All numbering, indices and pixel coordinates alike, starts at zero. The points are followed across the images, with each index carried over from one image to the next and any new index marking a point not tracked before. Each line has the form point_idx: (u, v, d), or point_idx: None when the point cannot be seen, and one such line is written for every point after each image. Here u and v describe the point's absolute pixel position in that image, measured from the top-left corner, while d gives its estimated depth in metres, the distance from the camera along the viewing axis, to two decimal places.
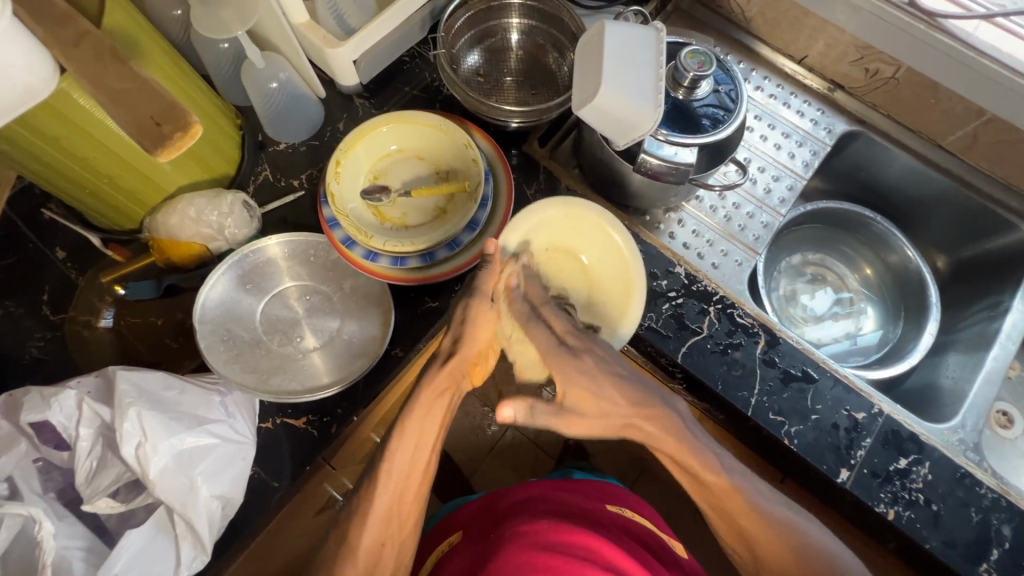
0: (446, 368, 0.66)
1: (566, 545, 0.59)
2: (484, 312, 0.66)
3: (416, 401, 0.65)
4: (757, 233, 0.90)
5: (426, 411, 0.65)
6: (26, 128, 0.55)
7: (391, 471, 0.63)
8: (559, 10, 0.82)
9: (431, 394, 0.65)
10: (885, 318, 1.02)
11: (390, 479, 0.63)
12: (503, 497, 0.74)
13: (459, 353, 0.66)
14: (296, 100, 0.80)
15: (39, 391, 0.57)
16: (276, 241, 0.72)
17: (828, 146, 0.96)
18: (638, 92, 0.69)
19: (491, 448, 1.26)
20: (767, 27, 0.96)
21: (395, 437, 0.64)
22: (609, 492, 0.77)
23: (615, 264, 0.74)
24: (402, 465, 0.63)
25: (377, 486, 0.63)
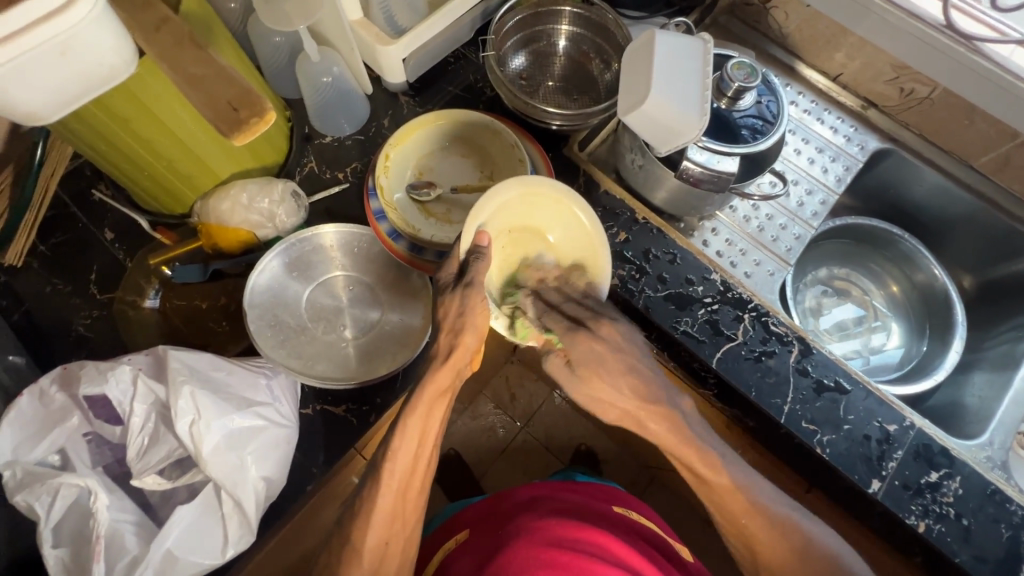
0: (448, 364, 0.65)
1: (575, 541, 0.58)
2: (483, 299, 0.64)
3: (421, 395, 0.64)
4: (790, 244, 0.91)
5: (427, 411, 0.64)
6: (101, 109, 0.57)
7: (393, 469, 0.62)
8: (607, 18, 0.84)
9: (433, 387, 0.64)
10: (910, 336, 1.03)
11: (393, 476, 0.62)
12: (508, 495, 0.74)
13: (461, 344, 0.65)
14: (346, 94, 0.81)
15: (97, 364, 0.58)
16: (329, 230, 0.72)
17: (861, 162, 0.97)
18: (685, 99, 0.70)
19: (504, 448, 1.26)
20: (803, 43, 0.98)
21: (394, 435, 0.63)
22: (616, 494, 0.78)
23: (577, 238, 0.74)
24: (406, 462, 0.63)
25: (380, 482, 0.62)
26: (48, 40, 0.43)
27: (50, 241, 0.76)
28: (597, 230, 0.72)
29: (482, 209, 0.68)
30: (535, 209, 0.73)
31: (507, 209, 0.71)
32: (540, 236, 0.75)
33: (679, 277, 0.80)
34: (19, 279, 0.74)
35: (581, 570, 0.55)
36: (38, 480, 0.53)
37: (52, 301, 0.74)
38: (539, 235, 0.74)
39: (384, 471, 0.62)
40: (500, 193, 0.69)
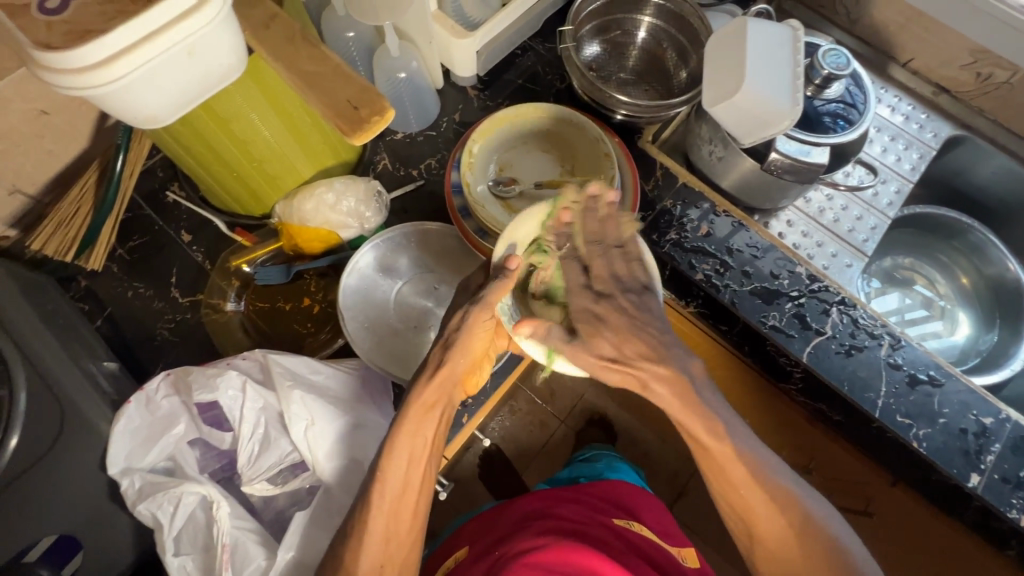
0: (434, 380, 0.56)
1: (564, 566, 0.54)
2: (486, 321, 0.56)
3: (406, 408, 0.56)
4: (866, 235, 0.90)
5: (416, 427, 0.56)
6: (205, 110, 0.56)
7: (383, 488, 0.54)
8: (684, 7, 0.82)
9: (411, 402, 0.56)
10: (978, 326, 1.01)
11: (386, 497, 0.54)
12: (505, 510, 0.71)
13: (449, 364, 0.57)
14: (421, 91, 0.79)
15: (203, 371, 0.57)
16: (434, 225, 0.72)
17: (934, 150, 0.95)
18: (776, 90, 0.69)
19: (544, 446, 1.17)
20: (874, 28, 0.96)
21: (385, 455, 0.55)
22: (616, 499, 0.73)
23: None
24: (393, 484, 0.54)
25: (366, 507, 0.53)
26: (180, 42, 0.42)
27: (128, 243, 0.75)
28: None
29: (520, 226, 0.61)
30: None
31: (546, 225, 0.63)
32: None
33: (764, 271, 0.78)
34: (99, 284, 0.73)
35: None
36: (158, 488, 0.54)
37: (133, 305, 0.73)
38: None
39: (370, 496, 0.53)
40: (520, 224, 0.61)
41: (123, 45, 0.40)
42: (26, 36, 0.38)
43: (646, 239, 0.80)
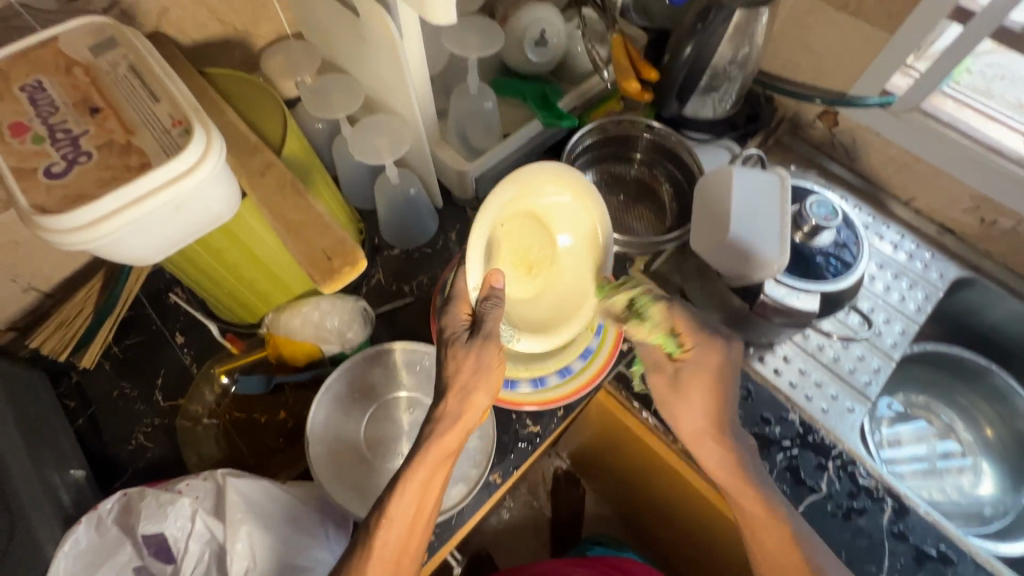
0: (456, 419, 0.58)
1: None
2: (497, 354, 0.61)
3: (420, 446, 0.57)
4: (869, 377, 0.85)
5: (431, 469, 0.57)
6: (199, 244, 0.59)
7: (388, 533, 0.54)
8: (677, 146, 0.86)
9: (427, 439, 0.57)
10: (1005, 482, 0.93)
11: (388, 542, 0.54)
12: None
13: (471, 400, 0.59)
14: (420, 212, 0.82)
15: (157, 498, 0.56)
16: (402, 347, 0.72)
17: (941, 291, 0.92)
18: (763, 237, 0.70)
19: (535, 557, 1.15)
20: (873, 167, 0.97)
21: (394, 495, 0.55)
22: (624, 567, 0.81)
23: (582, 222, 0.70)
24: (399, 525, 0.55)
25: (370, 547, 0.54)
26: (165, 204, 0.45)
27: (123, 342, 0.78)
28: (603, 216, 0.70)
29: (484, 222, 0.62)
30: (534, 195, 0.67)
31: (509, 204, 0.65)
32: (543, 228, 0.71)
33: (754, 415, 0.75)
34: (88, 382, 0.75)
35: None
36: None
37: (117, 406, 0.74)
38: (543, 226, 0.70)
39: (375, 539, 0.54)
40: (500, 194, 0.63)
41: (112, 208, 0.43)
42: (26, 199, 0.42)
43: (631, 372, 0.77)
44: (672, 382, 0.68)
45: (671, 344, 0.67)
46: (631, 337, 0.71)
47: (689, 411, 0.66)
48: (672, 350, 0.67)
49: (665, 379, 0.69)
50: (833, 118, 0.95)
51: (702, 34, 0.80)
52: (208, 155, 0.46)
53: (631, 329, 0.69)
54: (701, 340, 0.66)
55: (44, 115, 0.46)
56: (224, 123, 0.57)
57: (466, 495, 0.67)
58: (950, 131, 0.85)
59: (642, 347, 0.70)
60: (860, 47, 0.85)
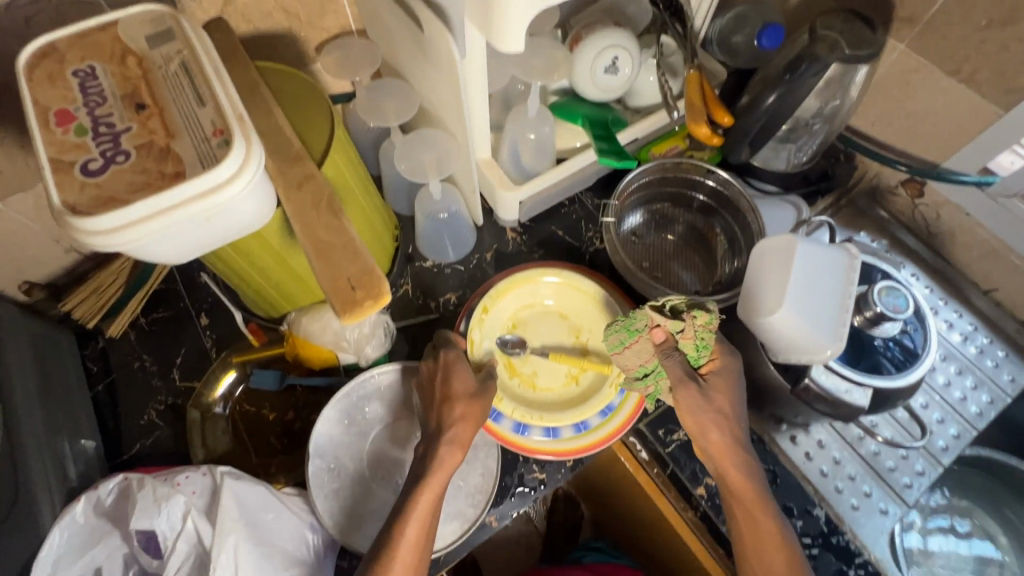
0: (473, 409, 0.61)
1: None
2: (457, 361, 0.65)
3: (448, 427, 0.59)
4: (911, 479, 0.78)
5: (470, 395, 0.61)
6: (236, 252, 0.58)
7: (441, 454, 0.57)
8: (738, 198, 0.80)
9: (442, 414, 0.60)
10: None
11: (438, 466, 0.57)
12: None
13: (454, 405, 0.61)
14: (457, 228, 0.80)
15: (154, 490, 0.57)
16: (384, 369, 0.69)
17: (1009, 398, 0.84)
18: (821, 320, 0.63)
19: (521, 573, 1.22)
20: (954, 247, 0.88)
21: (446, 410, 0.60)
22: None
23: None
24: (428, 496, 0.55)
25: (409, 516, 0.54)
26: (196, 214, 0.43)
27: (151, 315, 0.78)
28: None
29: None
30: None
31: None
32: None
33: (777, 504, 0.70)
34: (113, 348, 0.76)
35: None
36: None
37: (136, 378, 0.75)
38: None
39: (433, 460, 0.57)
40: None
41: (140, 216, 0.41)
42: (57, 194, 0.41)
43: (649, 433, 0.74)
44: (703, 393, 0.60)
45: (707, 347, 0.62)
46: (666, 348, 0.62)
47: (716, 421, 0.60)
48: (699, 359, 0.63)
49: (699, 389, 0.60)
50: (918, 188, 0.87)
51: (788, 86, 0.72)
52: (245, 170, 0.44)
53: (692, 320, 0.61)
54: (727, 353, 0.63)
55: (92, 105, 0.45)
56: (270, 124, 0.55)
57: (456, 537, 0.65)
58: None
59: (670, 359, 0.62)
60: (965, 119, 0.76)
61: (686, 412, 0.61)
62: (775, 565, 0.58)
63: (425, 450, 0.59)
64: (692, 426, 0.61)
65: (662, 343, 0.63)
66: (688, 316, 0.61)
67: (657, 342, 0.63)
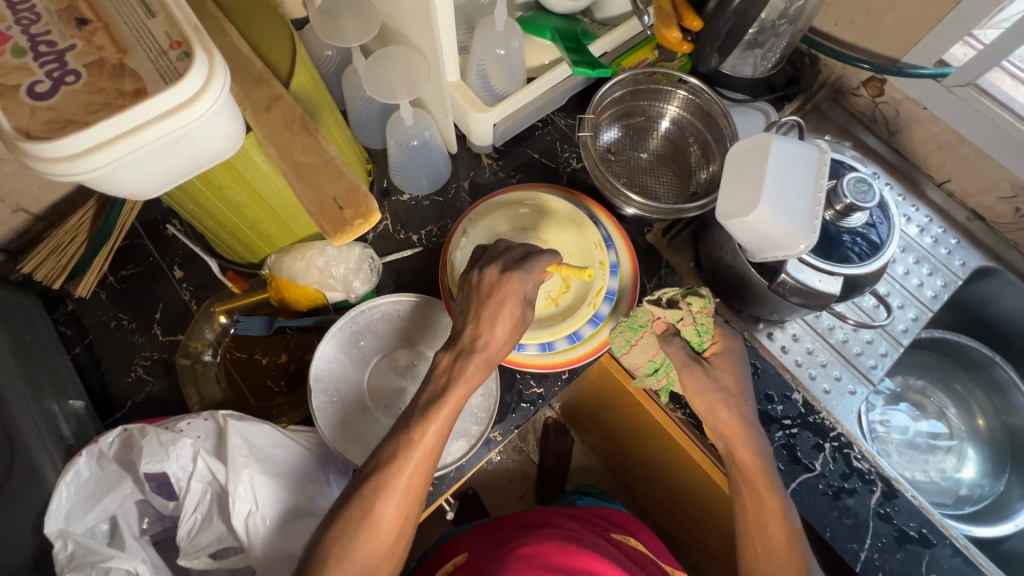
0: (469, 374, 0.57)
1: (565, 564, 0.59)
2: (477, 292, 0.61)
3: (428, 418, 0.55)
4: (875, 361, 0.84)
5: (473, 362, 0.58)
6: (208, 188, 0.56)
7: (415, 449, 0.55)
8: (711, 106, 0.80)
9: (434, 398, 0.57)
10: (987, 467, 0.93)
11: (407, 467, 0.54)
12: (501, 524, 0.78)
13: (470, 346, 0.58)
14: (432, 157, 0.78)
15: (158, 436, 0.56)
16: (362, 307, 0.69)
17: (959, 280, 0.90)
18: (795, 213, 0.65)
19: (520, 499, 1.28)
20: (910, 143, 0.91)
21: (433, 398, 0.57)
22: (613, 519, 0.80)
23: None
24: (433, 433, 0.55)
25: (392, 476, 0.54)
26: (164, 136, 0.41)
27: (120, 272, 0.75)
28: None
29: None
30: None
31: None
32: None
33: (759, 392, 0.74)
34: (84, 310, 0.73)
35: (589, 562, 0.60)
36: (90, 558, 0.53)
37: (114, 337, 0.72)
38: None
39: (404, 455, 0.54)
40: None
41: (100, 139, 0.39)
42: (7, 120, 0.38)
43: None
44: (708, 374, 0.64)
45: (709, 331, 0.65)
46: (668, 336, 0.66)
47: (724, 401, 0.63)
48: (703, 344, 0.66)
49: (703, 370, 0.64)
50: (879, 87, 0.89)
51: None
52: (211, 84, 0.41)
53: (689, 308, 0.65)
54: (729, 335, 0.67)
55: (25, 22, 0.41)
56: (226, 44, 0.51)
57: (463, 453, 0.67)
58: (1007, 115, 0.78)
59: (672, 346, 0.65)
60: (922, 9, 0.77)
61: (694, 391, 0.64)
62: (776, 537, 0.61)
63: (439, 387, 0.57)
64: (695, 399, 0.64)
65: (664, 333, 0.67)
66: (685, 304, 0.65)
67: (660, 334, 0.66)
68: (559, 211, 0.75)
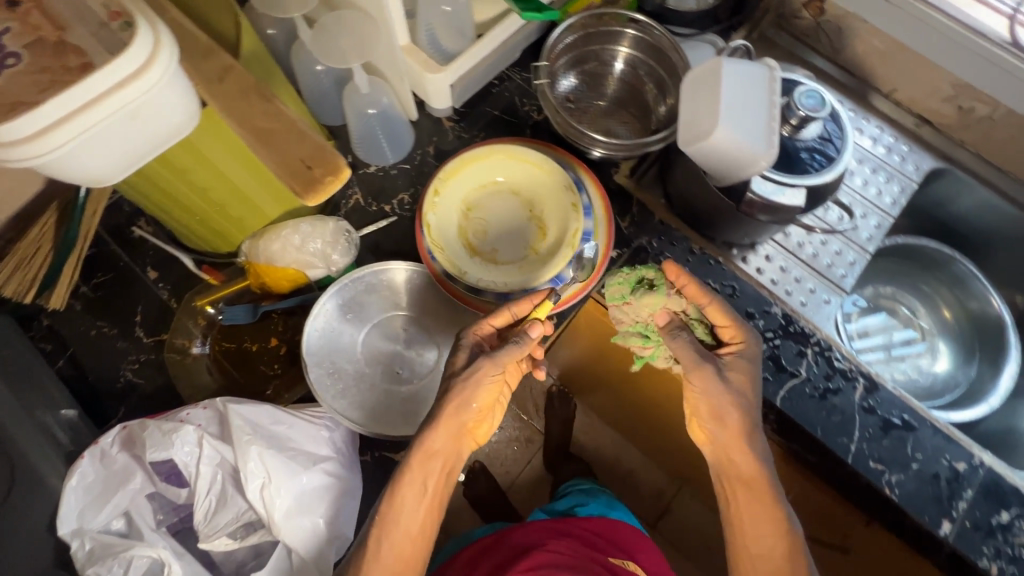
0: (445, 425, 0.59)
1: None
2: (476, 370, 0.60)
3: (428, 456, 0.59)
4: (845, 270, 0.88)
5: (457, 408, 0.59)
6: (171, 171, 0.55)
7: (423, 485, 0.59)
8: (661, 40, 0.81)
9: (426, 445, 0.59)
10: (958, 358, 0.98)
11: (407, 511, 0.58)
12: (503, 537, 0.78)
13: (456, 404, 0.59)
14: (391, 123, 0.78)
15: (159, 426, 0.56)
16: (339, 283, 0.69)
17: (915, 183, 0.94)
18: (753, 131, 0.67)
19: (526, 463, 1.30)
20: (856, 58, 0.94)
21: (431, 434, 0.59)
22: (611, 538, 0.81)
23: None
24: (432, 478, 0.60)
25: (397, 516, 0.58)
26: (118, 111, 0.40)
27: (93, 280, 0.73)
28: None
29: None
30: None
31: None
32: None
33: (739, 311, 0.78)
34: (61, 322, 0.72)
35: None
36: (109, 551, 0.53)
37: (97, 346, 0.71)
38: None
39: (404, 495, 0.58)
40: None
41: (53, 119, 0.38)
42: None
43: None
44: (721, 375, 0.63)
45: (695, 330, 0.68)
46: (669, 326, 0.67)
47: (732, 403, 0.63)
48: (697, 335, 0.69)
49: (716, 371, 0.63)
50: (819, 6, 0.91)
51: None
52: (160, 51, 0.40)
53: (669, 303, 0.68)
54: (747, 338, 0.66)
55: None
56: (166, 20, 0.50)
57: None
58: (982, 40, 0.76)
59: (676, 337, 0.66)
60: None
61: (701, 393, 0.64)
62: (762, 524, 0.64)
63: (433, 429, 0.59)
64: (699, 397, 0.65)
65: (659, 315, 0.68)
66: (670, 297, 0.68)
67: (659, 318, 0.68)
68: (522, 161, 0.76)
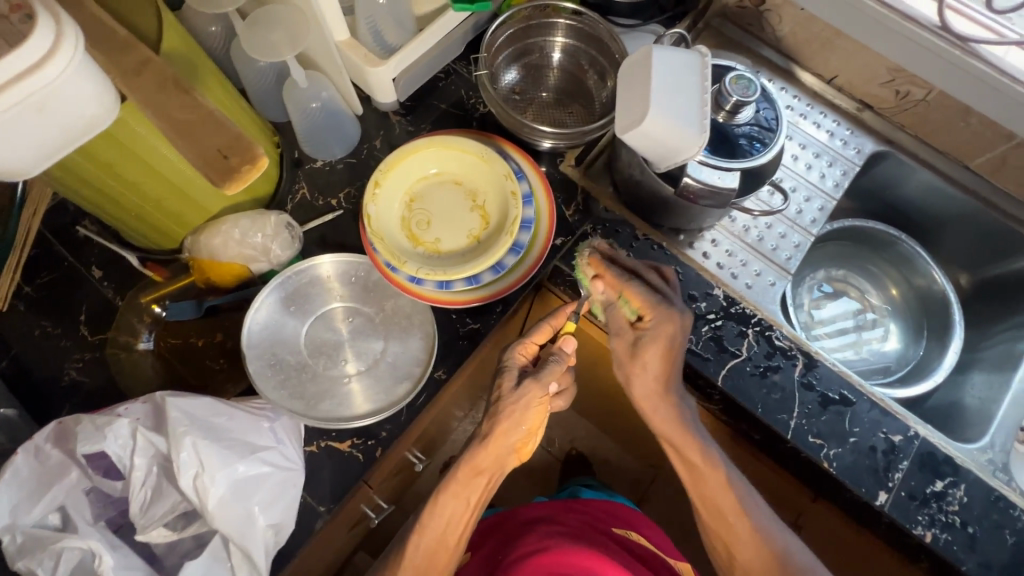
0: (487, 447, 0.67)
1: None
2: (527, 399, 0.66)
3: (473, 481, 0.68)
4: (790, 253, 0.90)
5: (501, 430, 0.66)
6: (97, 166, 0.55)
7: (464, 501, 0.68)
8: (598, 30, 0.83)
9: (473, 465, 0.67)
10: (907, 337, 1.01)
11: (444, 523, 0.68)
12: (510, 517, 0.80)
13: (500, 429, 0.66)
14: (334, 117, 0.78)
15: (92, 421, 0.56)
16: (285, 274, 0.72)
17: (857, 166, 0.96)
18: (683, 116, 0.68)
19: None
20: (797, 46, 0.96)
21: (476, 453, 0.67)
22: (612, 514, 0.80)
23: None
24: (473, 496, 0.69)
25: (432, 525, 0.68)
26: (22, 101, 0.41)
27: (36, 281, 0.74)
28: None
29: None
30: None
31: None
32: None
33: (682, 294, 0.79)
34: (4, 323, 0.72)
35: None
36: (41, 544, 0.54)
37: (40, 346, 0.71)
38: None
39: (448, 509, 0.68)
40: None
41: None
42: None
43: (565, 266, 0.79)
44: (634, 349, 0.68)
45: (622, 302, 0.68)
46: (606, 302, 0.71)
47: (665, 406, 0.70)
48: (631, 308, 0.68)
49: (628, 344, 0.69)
50: None
51: None
52: (62, 40, 0.41)
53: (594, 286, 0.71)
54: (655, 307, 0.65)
55: None
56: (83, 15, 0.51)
57: (409, 392, 0.69)
58: (911, 26, 0.73)
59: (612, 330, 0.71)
60: None
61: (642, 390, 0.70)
62: (739, 521, 0.69)
63: (478, 449, 0.67)
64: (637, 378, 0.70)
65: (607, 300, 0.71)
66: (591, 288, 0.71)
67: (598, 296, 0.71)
68: (463, 151, 0.76)
